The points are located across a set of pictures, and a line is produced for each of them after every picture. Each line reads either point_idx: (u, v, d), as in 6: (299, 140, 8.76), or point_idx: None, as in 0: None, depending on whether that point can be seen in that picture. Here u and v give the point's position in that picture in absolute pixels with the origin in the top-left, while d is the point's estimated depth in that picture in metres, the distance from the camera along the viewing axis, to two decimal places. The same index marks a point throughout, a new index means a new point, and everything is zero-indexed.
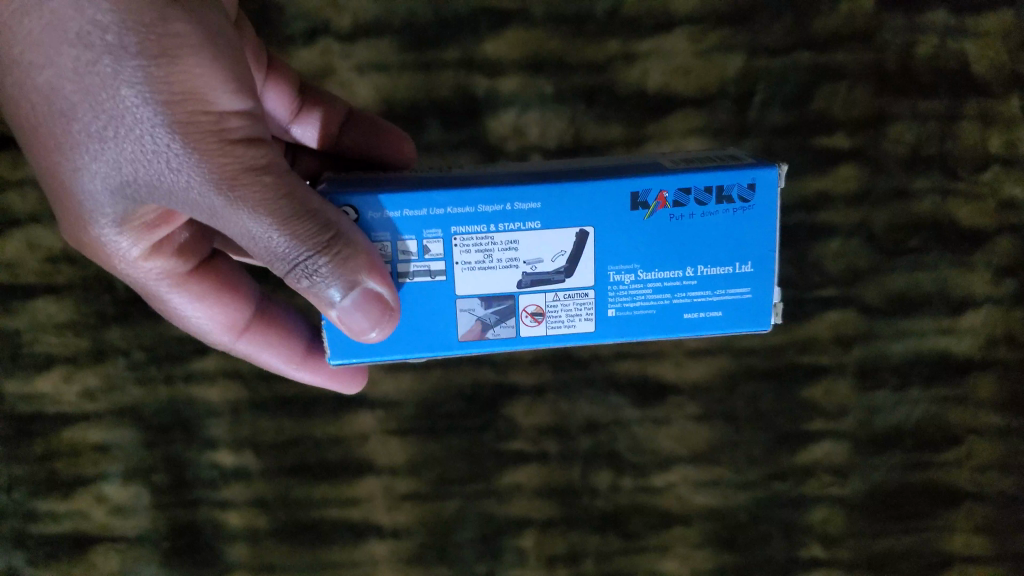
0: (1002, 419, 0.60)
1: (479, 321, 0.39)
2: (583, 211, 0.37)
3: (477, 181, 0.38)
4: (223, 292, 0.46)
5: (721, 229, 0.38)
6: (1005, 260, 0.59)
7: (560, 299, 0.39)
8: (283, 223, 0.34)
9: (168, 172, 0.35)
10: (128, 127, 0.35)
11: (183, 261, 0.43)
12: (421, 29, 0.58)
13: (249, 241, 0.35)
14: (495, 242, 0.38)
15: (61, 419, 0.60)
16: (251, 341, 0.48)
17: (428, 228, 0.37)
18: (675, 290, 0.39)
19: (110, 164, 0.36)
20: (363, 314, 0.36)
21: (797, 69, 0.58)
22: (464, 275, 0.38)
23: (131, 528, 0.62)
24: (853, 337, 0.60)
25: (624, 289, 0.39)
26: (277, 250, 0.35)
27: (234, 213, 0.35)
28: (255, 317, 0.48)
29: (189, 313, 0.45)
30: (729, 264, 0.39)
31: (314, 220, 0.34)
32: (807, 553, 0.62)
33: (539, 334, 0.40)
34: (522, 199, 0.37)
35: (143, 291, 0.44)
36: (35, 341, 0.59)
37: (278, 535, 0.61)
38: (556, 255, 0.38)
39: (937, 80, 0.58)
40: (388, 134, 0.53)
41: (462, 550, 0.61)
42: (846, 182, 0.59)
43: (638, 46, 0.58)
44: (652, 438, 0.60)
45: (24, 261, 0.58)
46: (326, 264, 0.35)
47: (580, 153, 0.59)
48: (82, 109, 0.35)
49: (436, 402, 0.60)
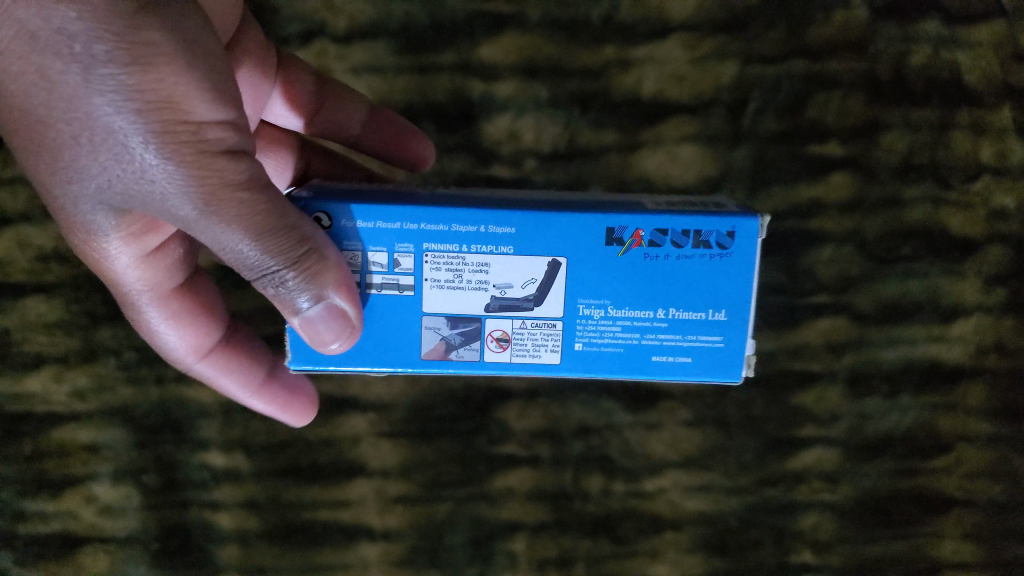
0: (991, 427, 0.60)
1: (444, 340, 0.40)
2: (558, 242, 0.39)
3: (456, 203, 0.39)
4: (198, 312, 0.46)
5: (695, 273, 0.40)
6: (995, 269, 0.60)
7: (526, 326, 0.40)
8: (254, 237, 0.35)
9: (143, 182, 0.35)
10: (102, 135, 0.35)
11: (167, 276, 0.44)
12: (417, 33, 0.58)
13: (222, 251, 0.36)
14: (467, 263, 0.39)
15: (50, 419, 0.60)
16: (214, 364, 0.48)
17: (400, 243, 0.39)
18: (644, 330, 0.40)
19: (86, 172, 0.36)
20: (326, 324, 0.38)
21: (791, 77, 0.58)
22: (433, 294, 0.40)
23: (120, 529, 0.61)
24: (844, 344, 0.60)
25: (592, 323, 0.40)
26: (248, 263, 0.36)
27: (210, 225, 0.35)
28: (223, 342, 0.48)
29: (161, 328, 0.45)
30: (702, 310, 0.40)
31: (287, 236, 0.36)
32: (797, 559, 0.62)
33: (503, 360, 0.41)
34: (497, 223, 0.38)
35: (122, 300, 0.44)
36: (25, 340, 0.59)
37: (269, 537, 0.61)
38: (527, 281, 0.39)
39: (929, 90, 0.59)
40: (408, 136, 0.56)
41: (453, 553, 0.61)
42: (839, 190, 0.59)
43: (633, 53, 0.59)
44: (643, 443, 0.61)
45: (15, 260, 0.58)
46: (295, 279, 0.36)
47: (574, 158, 0.60)
48: (56, 117, 0.35)
49: (427, 405, 0.60)
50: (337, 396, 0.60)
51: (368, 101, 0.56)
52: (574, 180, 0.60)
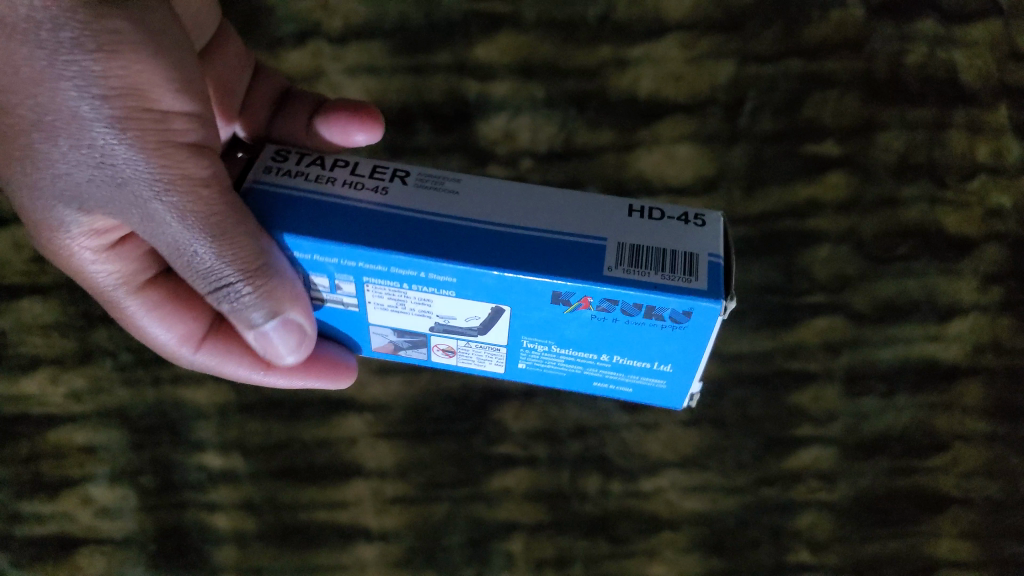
0: (990, 425, 0.60)
1: (392, 343, 0.43)
2: (500, 294, 0.38)
3: (400, 241, 0.37)
4: (182, 303, 0.46)
5: (646, 334, 0.38)
6: (992, 268, 0.60)
7: (470, 345, 0.42)
8: (213, 245, 0.37)
9: (108, 171, 0.37)
10: (63, 124, 0.36)
11: (142, 270, 0.44)
12: (413, 33, 0.59)
13: (180, 252, 0.38)
14: (409, 296, 0.39)
15: (47, 421, 0.60)
16: (212, 351, 0.48)
17: (340, 273, 0.38)
18: (588, 364, 0.41)
19: (48, 163, 0.37)
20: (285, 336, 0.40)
21: (787, 76, 0.60)
22: (380, 313, 0.41)
23: (117, 531, 0.60)
24: (841, 344, 0.60)
25: (536, 353, 0.41)
26: (205, 270, 0.38)
27: (170, 221, 0.37)
28: (215, 327, 0.48)
29: (145, 326, 0.46)
30: (647, 361, 0.40)
31: (242, 241, 0.36)
32: (793, 558, 0.60)
33: (450, 362, 0.44)
34: (437, 271, 0.37)
35: (102, 298, 0.45)
36: (21, 341, 0.60)
37: (267, 538, 0.60)
38: (469, 317, 0.40)
39: (926, 89, 0.61)
40: (353, 110, 0.51)
41: (450, 554, 0.60)
42: (836, 190, 0.60)
43: (629, 53, 0.59)
44: (641, 443, 0.61)
45: (11, 261, 0.59)
46: (248, 292, 0.38)
47: (570, 158, 0.59)
48: (20, 105, 0.36)
49: (424, 405, 0.60)
50: (333, 396, 0.60)
51: (319, 100, 0.52)
52: (570, 179, 0.59)
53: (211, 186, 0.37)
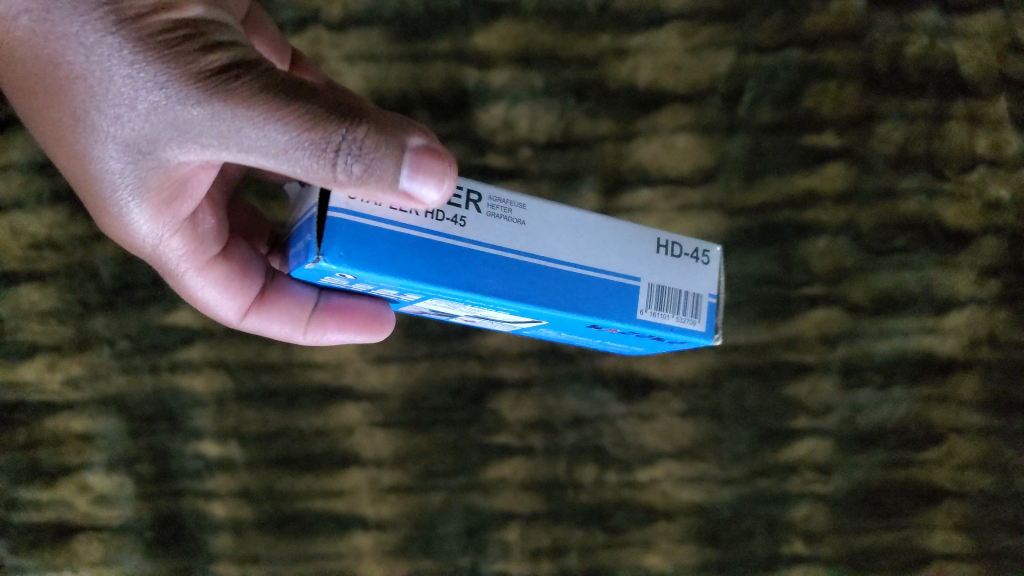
0: (984, 418, 0.60)
1: (418, 310, 0.48)
2: (546, 318, 0.41)
3: (481, 282, 0.37)
4: (233, 275, 0.47)
5: (645, 341, 0.45)
6: (990, 261, 0.60)
7: (488, 320, 0.48)
8: (301, 112, 0.34)
9: (167, 95, 0.35)
10: (102, 51, 0.36)
11: (202, 246, 0.45)
12: (411, 20, 0.59)
13: (280, 144, 0.34)
14: (461, 305, 0.41)
15: (44, 408, 0.60)
16: (256, 320, 0.49)
17: (407, 291, 0.39)
18: (587, 338, 0.49)
19: (102, 104, 0.37)
20: (421, 175, 0.33)
21: (787, 67, 0.60)
22: (426, 304, 0.44)
23: (115, 518, 0.60)
24: (838, 335, 0.60)
25: (543, 331, 0.48)
26: (308, 150, 0.33)
27: (247, 120, 0.34)
28: (257, 300, 0.49)
29: (204, 294, 0.47)
30: (638, 345, 0.49)
31: (328, 96, 0.34)
32: (788, 550, 0.60)
33: (464, 321, 0.51)
34: (502, 305, 0.39)
35: (170, 277, 0.46)
36: (17, 329, 0.60)
37: (263, 527, 0.59)
38: (506, 317, 0.44)
39: (926, 80, 0.61)
40: None
41: (446, 542, 0.59)
42: (834, 181, 0.60)
43: (628, 42, 0.59)
44: (636, 433, 0.61)
45: (7, 248, 0.60)
46: (361, 135, 0.33)
47: (569, 147, 0.59)
48: (71, 73, 0.37)
49: (422, 395, 0.60)
50: (330, 385, 0.61)
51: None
52: (569, 171, 0.58)
53: (262, 67, 0.35)
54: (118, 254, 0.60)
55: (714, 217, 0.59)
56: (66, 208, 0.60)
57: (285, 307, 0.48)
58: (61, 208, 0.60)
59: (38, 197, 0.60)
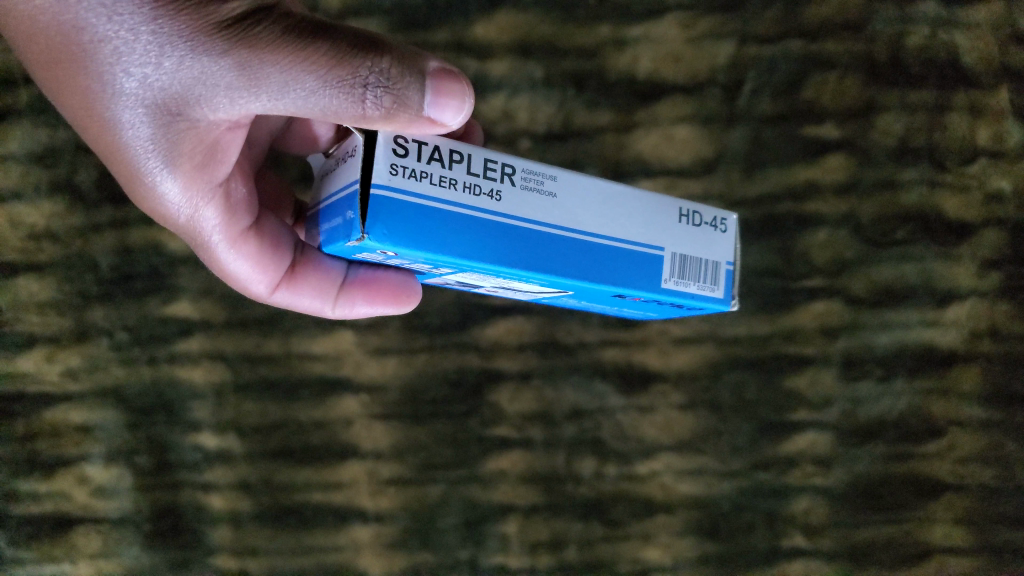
0: (985, 412, 0.60)
1: (439, 280, 0.48)
2: (574, 288, 0.40)
3: (518, 256, 0.36)
4: (264, 249, 0.46)
5: (664, 309, 0.46)
6: (991, 253, 0.60)
7: (506, 291, 0.48)
8: (325, 52, 0.34)
9: (192, 46, 0.35)
10: (122, 8, 0.36)
11: (236, 216, 0.44)
12: (411, 11, 0.58)
13: (308, 86, 0.34)
14: (491, 278, 0.40)
15: (42, 399, 0.60)
16: (285, 294, 0.49)
17: (442, 265, 0.38)
18: (603, 305, 0.49)
19: (126, 64, 0.37)
20: (445, 101, 0.33)
21: (787, 57, 0.60)
22: (452, 276, 0.43)
23: (114, 510, 0.60)
24: (838, 328, 0.60)
25: (562, 300, 0.48)
26: (337, 90, 0.34)
27: (275, 64, 0.35)
28: (287, 274, 0.48)
29: (237, 266, 0.46)
30: (657, 311, 0.49)
31: (345, 29, 0.34)
32: (789, 543, 0.60)
33: (480, 290, 0.50)
34: (534, 279, 0.38)
35: (204, 251, 0.45)
36: (16, 320, 0.60)
37: (262, 519, 0.60)
38: (530, 288, 0.43)
39: (926, 71, 0.60)
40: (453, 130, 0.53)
41: (446, 536, 0.59)
42: (834, 173, 0.60)
43: (628, 33, 0.59)
44: (636, 426, 0.60)
45: (7, 238, 0.60)
46: (387, 67, 0.33)
47: (569, 137, 0.59)
48: (93, 37, 0.36)
49: (421, 387, 0.60)
50: (329, 376, 0.60)
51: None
52: (568, 162, 0.58)
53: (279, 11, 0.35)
54: (117, 245, 0.60)
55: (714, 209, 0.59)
56: (65, 199, 0.59)
57: (315, 282, 0.47)
58: (59, 198, 0.59)
59: (36, 188, 0.59)
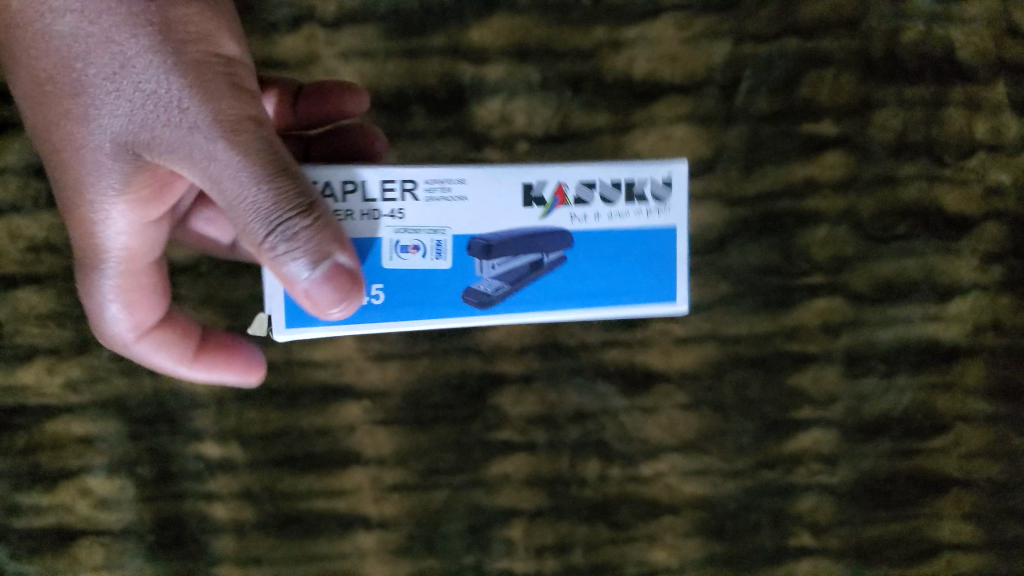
0: (990, 406, 0.60)
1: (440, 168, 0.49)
2: None
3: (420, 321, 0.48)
4: (161, 297, 0.49)
5: None
6: (992, 246, 0.60)
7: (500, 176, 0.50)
8: (274, 183, 0.38)
9: (173, 121, 0.40)
10: (135, 61, 0.40)
11: (148, 252, 0.47)
12: (405, 16, 0.59)
13: (240, 196, 0.38)
14: None
15: (43, 412, 0.60)
16: (147, 343, 0.49)
17: None
18: None
19: (113, 108, 0.41)
20: (331, 285, 0.38)
21: (784, 54, 0.59)
22: None
23: (116, 522, 0.60)
24: (841, 325, 0.60)
25: None
26: (261, 208, 0.38)
27: (226, 170, 0.39)
28: (160, 321, 0.50)
29: (109, 307, 0.47)
30: None
31: (298, 178, 0.39)
32: (795, 542, 0.60)
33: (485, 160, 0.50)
34: None
35: (89, 270, 0.47)
36: (16, 332, 0.59)
37: (266, 527, 0.60)
38: None
39: (924, 66, 0.60)
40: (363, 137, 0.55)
41: (450, 541, 0.60)
42: (833, 169, 0.60)
43: (625, 33, 0.59)
44: (640, 428, 0.60)
45: (5, 251, 0.59)
46: (304, 227, 0.37)
47: (567, 140, 0.59)
48: (100, 75, 0.41)
49: (423, 392, 0.59)
50: (330, 383, 0.59)
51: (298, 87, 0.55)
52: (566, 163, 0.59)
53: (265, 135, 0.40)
54: None
55: (710, 208, 0.59)
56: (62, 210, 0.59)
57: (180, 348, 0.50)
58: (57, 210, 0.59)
59: (34, 200, 0.59)
